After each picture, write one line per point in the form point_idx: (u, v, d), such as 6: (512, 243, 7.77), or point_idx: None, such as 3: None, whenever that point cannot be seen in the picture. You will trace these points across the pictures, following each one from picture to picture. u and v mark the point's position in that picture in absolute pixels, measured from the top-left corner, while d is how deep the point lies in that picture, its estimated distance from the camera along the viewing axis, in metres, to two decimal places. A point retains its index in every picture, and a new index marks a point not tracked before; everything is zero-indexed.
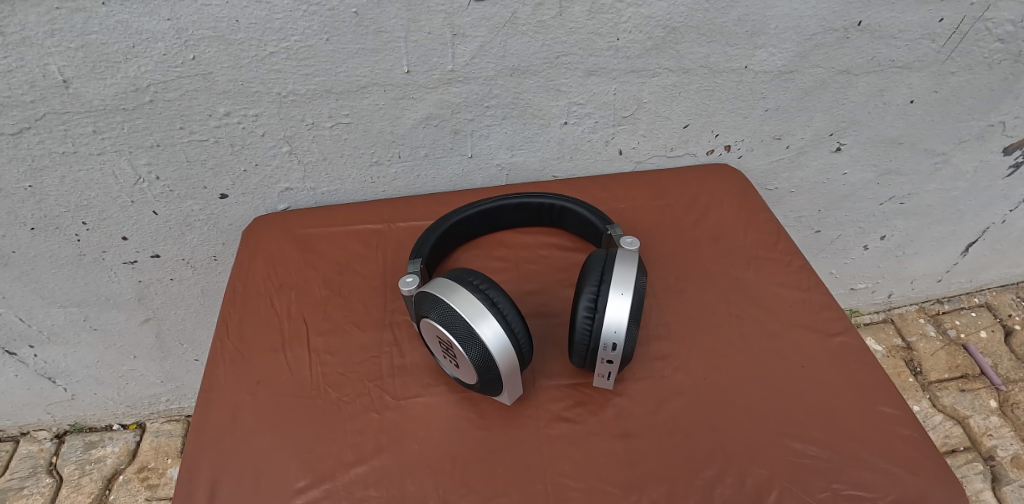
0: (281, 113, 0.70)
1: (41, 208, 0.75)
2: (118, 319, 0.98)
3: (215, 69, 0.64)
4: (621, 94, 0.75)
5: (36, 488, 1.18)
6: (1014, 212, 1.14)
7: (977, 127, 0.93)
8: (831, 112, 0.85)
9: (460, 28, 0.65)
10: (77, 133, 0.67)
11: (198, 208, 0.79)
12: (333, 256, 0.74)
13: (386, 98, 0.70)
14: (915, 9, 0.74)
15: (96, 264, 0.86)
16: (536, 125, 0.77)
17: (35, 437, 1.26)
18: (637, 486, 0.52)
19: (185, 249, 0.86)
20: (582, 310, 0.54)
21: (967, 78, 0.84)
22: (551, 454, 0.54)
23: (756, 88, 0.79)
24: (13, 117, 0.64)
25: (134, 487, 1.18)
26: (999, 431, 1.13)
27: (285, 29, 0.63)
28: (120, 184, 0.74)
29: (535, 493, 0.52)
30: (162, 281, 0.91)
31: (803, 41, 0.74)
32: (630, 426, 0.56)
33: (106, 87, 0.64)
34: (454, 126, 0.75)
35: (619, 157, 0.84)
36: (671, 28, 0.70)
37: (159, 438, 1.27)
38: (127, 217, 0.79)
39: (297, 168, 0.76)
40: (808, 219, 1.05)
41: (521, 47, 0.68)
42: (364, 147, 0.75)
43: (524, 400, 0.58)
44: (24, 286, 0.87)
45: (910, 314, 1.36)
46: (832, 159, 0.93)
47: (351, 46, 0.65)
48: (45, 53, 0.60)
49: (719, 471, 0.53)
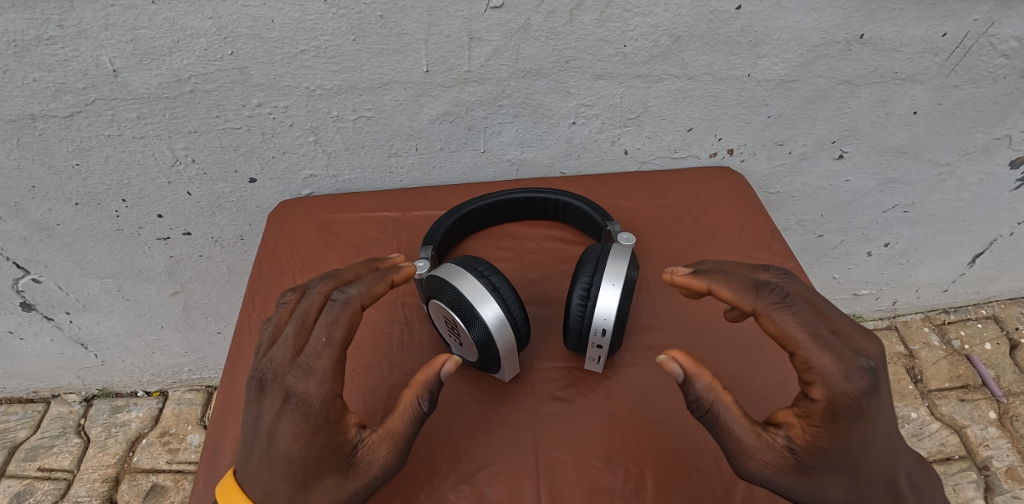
0: (309, 105, 0.75)
1: (86, 186, 0.82)
2: (149, 291, 1.04)
3: (251, 64, 0.70)
4: (627, 97, 0.79)
5: (65, 447, 1.27)
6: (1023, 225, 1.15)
7: (982, 139, 0.95)
8: (833, 121, 0.88)
9: (477, 32, 0.70)
10: (122, 118, 0.73)
11: (229, 191, 0.85)
12: (352, 240, 0.80)
13: (405, 94, 0.75)
14: (917, 24, 0.77)
15: (132, 240, 0.92)
16: (545, 124, 0.81)
17: (65, 400, 1.35)
18: (619, 462, 0.57)
19: (214, 229, 0.92)
20: (575, 298, 0.58)
21: (971, 92, 0.87)
22: (542, 429, 0.59)
23: (758, 96, 0.82)
24: (65, 101, 0.71)
25: (156, 450, 1.27)
26: (996, 442, 1.17)
27: (316, 29, 0.67)
28: (158, 165, 0.80)
29: (526, 462, 0.57)
30: (192, 257, 0.97)
31: (806, 52, 0.78)
32: (618, 407, 0.61)
33: (151, 77, 0.70)
34: (468, 122, 0.79)
35: (624, 157, 0.88)
36: (676, 37, 0.73)
37: (181, 406, 1.35)
38: (163, 196, 0.85)
39: (321, 156, 0.82)
40: (810, 223, 1.08)
41: (534, 51, 0.72)
42: (385, 139, 0.80)
43: (521, 378, 0.63)
44: (66, 256, 0.95)
45: (914, 322, 1.39)
46: (834, 167, 0.96)
47: (376, 46, 0.69)
48: (98, 45, 0.66)
49: (696, 452, 0.58)
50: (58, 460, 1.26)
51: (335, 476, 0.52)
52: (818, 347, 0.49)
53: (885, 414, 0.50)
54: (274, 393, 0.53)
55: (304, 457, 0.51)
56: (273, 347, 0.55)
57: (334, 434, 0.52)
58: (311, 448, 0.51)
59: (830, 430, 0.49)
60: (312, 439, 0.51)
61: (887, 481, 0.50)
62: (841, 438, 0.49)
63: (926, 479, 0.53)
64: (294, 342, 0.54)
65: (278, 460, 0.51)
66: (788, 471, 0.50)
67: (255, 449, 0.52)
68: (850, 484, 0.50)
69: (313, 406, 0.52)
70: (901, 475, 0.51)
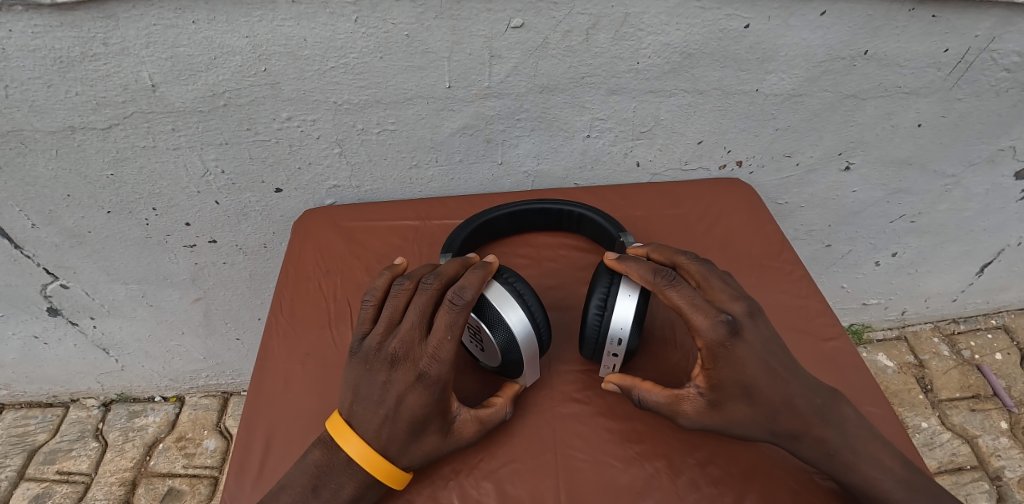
0: (336, 119, 0.78)
1: (119, 195, 0.85)
2: (172, 297, 1.08)
3: (282, 80, 0.73)
4: (640, 111, 0.82)
5: (83, 451, 1.30)
6: None
7: (987, 150, 0.97)
8: (840, 133, 0.91)
9: (497, 51, 0.73)
10: (158, 130, 0.77)
11: (256, 200, 0.89)
12: (374, 247, 0.82)
13: (428, 109, 0.78)
14: (921, 40, 0.79)
15: (159, 246, 0.96)
16: (561, 137, 0.84)
17: (83, 404, 1.38)
18: (636, 460, 0.59)
19: (239, 237, 0.95)
20: (593, 307, 0.61)
21: (975, 104, 0.89)
22: (561, 429, 0.62)
23: (766, 110, 0.85)
24: (105, 114, 0.74)
25: (172, 455, 1.30)
26: (1008, 453, 1.18)
27: (345, 47, 0.71)
28: (189, 176, 0.84)
29: (546, 460, 0.59)
30: (216, 264, 1.00)
31: (812, 67, 0.80)
32: (633, 409, 0.63)
33: (187, 92, 0.73)
34: (486, 135, 0.83)
35: (636, 169, 0.91)
36: (688, 54, 0.76)
37: (197, 411, 1.38)
38: (192, 205, 0.88)
39: (345, 168, 0.85)
40: (818, 233, 1.11)
41: (551, 68, 0.76)
42: (406, 151, 0.83)
43: (539, 381, 0.66)
44: (95, 263, 0.98)
45: (924, 332, 1.40)
46: (841, 178, 0.99)
47: (401, 63, 0.73)
48: (139, 62, 0.69)
49: (710, 453, 0.60)
50: (76, 464, 1.29)
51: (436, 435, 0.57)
52: (692, 308, 0.56)
53: (761, 351, 0.56)
54: (404, 366, 0.57)
55: (423, 419, 0.56)
56: (401, 325, 0.59)
57: (447, 404, 0.57)
58: (431, 414, 0.56)
59: (720, 370, 0.56)
60: (432, 408, 0.56)
61: (783, 407, 0.56)
62: (732, 374, 0.55)
63: (833, 401, 0.58)
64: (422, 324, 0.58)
65: (401, 417, 0.56)
66: (704, 413, 0.57)
67: (379, 407, 0.57)
68: (749, 411, 0.56)
69: (440, 383, 0.56)
70: (798, 401, 0.56)
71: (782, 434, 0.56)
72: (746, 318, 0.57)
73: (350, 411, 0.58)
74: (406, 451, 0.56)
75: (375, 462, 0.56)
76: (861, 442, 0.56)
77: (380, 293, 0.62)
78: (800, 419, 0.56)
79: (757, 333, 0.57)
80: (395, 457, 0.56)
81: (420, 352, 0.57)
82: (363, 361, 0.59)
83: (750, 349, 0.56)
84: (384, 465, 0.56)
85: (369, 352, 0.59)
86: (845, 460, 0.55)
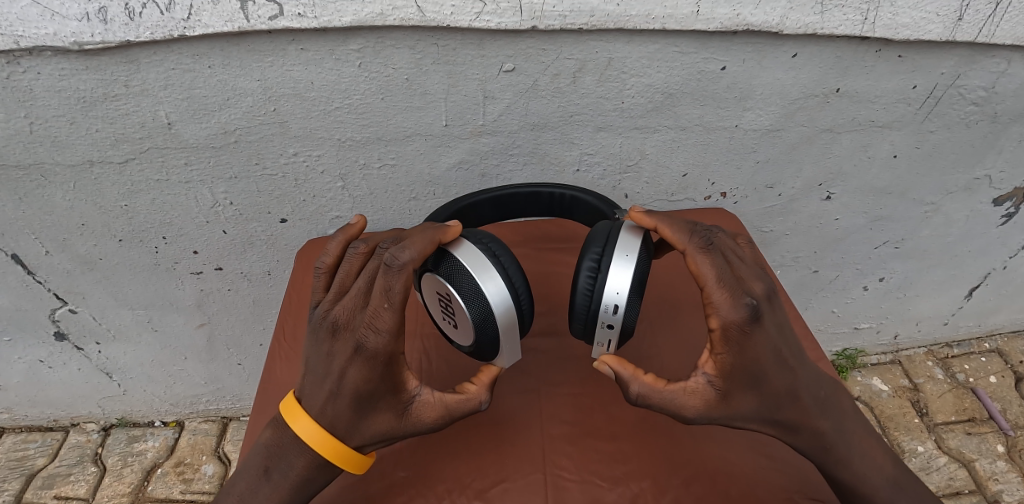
0: (339, 155, 0.83)
1: (132, 224, 0.89)
2: (177, 322, 1.11)
3: (290, 119, 0.78)
4: (626, 146, 0.87)
5: (81, 476, 1.32)
6: (1013, 260, 1.22)
7: (963, 179, 1.02)
8: (818, 165, 0.96)
9: (491, 92, 0.78)
10: (172, 164, 0.81)
11: (261, 229, 0.93)
12: None
13: (426, 145, 0.83)
14: (889, 78, 0.84)
15: (167, 273, 0.99)
16: (552, 171, 0.89)
17: (83, 429, 1.40)
18: (622, 480, 0.62)
19: (244, 265, 0.99)
20: (585, 275, 0.61)
21: (947, 136, 0.94)
22: (550, 450, 0.65)
23: (746, 143, 0.90)
24: (122, 149, 0.79)
25: (170, 480, 1.31)
26: (1007, 476, 1.20)
27: (349, 89, 0.76)
28: (199, 207, 0.88)
29: (536, 480, 0.62)
30: (221, 291, 1.04)
31: (788, 105, 0.85)
32: (620, 431, 0.66)
33: (201, 130, 0.78)
34: (482, 169, 0.87)
35: (625, 200, 0.95)
36: (670, 94, 0.81)
37: (196, 436, 1.40)
38: (200, 234, 0.93)
39: (348, 200, 0.89)
40: (804, 260, 1.15)
41: (542, 107, 0.81)
42: (405, 184, 0.88)
43: (529, 404, 0.69)
44: (104, 288, 1.02)
45: (918, 356, 1.43)
46: (823, 207, 1.03)
47: (401, 104, 0.78)
48: (157, 101, 0.74)
49: (694, 474, 0.63)
50: (74, 488, 1.30)
51: (390, 415, 0.59)
52: (717, 285, 0.56)
53: (776, 340, 0.57)
54: (344, 338, 0.59)
55: (367, 394, 0.57)
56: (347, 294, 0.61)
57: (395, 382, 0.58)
58: (375, 387, 0.57)
59: (734, 356, 0.56)
60: (378, 382, 0.57)
61: (788, 397, 0.58)
62: (741, 360, 0.56)
63: (829, 394, 0.62)
64: (363, 293, 0.60)
65: (343, 392, 0.58)
66: (712, 402, 0.57)
67: (324, 381, 0.59)
68: (755, 401, 0.57)
69: (378, 355, 0.57)
70: (803, 392, 0.59)
71: (783, 424, 0.59)
72: (765, 301, 0.57)
73: (303, 389, 0.61)
74: (355, 430, 0.59)
75: (323, 440, 0.59)
76: (851, 437, 0.62)
77: (332, 260, 0.65)
78: (802, 409, 0.59)
79: (775, 320, 0.57)
80: (343, 436, 0.59)
81: (359, 322, 0.58)
82: (313, 329, 0.62)
83: (766, 336, 0.56)
84: (335, 447, 0.59)
85: (318, 321, 0.62)
86: (836, 457, 0.61)
